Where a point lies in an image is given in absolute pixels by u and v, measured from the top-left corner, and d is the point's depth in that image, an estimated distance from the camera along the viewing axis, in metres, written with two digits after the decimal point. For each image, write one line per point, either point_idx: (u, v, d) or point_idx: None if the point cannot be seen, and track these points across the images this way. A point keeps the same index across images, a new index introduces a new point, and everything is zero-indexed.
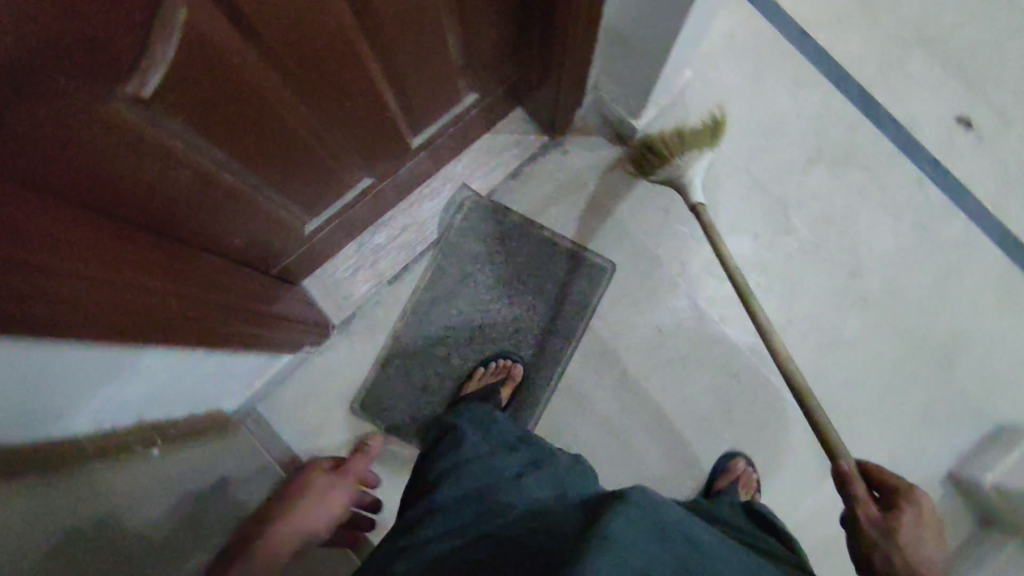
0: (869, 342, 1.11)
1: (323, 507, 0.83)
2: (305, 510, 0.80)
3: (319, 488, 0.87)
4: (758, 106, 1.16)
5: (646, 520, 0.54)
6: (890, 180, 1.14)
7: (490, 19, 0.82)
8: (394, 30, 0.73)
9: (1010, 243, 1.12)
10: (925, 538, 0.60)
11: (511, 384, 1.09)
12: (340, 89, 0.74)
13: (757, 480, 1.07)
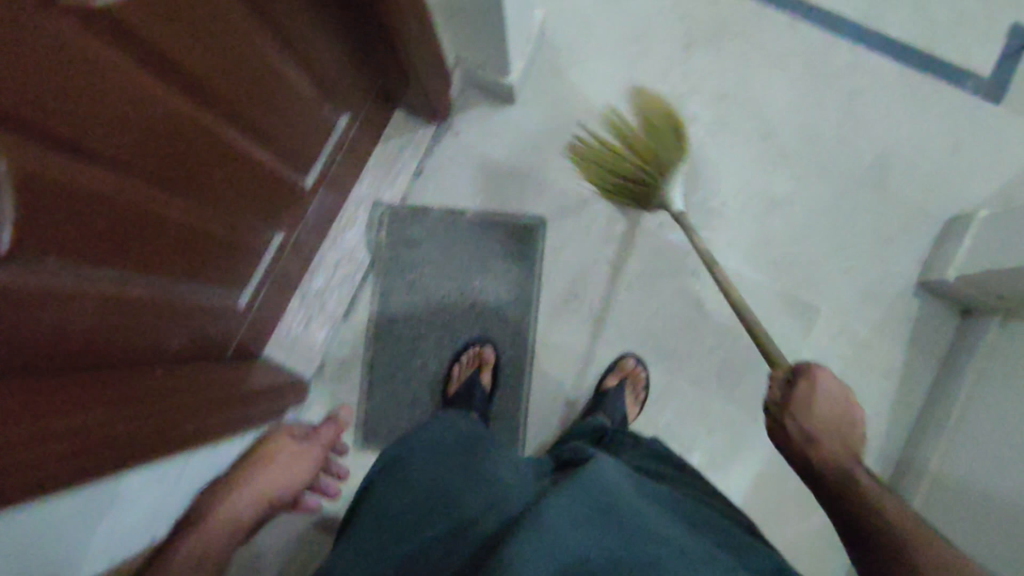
0: (802, 192, 1.13)
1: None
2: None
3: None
4: (618, 17, 1.17)
5: (584, 508, 0.60)
6: (766, 36, 1.15)
7: (316, 36, 0.82)
8: (233, 93, 0.72)
9: (897, 49, 1.14)
10: (820, 401, 0.66)
11: (488, 367, 1.12)
12: (208, 161, 0.74)
13: (643, 377, 1.10)
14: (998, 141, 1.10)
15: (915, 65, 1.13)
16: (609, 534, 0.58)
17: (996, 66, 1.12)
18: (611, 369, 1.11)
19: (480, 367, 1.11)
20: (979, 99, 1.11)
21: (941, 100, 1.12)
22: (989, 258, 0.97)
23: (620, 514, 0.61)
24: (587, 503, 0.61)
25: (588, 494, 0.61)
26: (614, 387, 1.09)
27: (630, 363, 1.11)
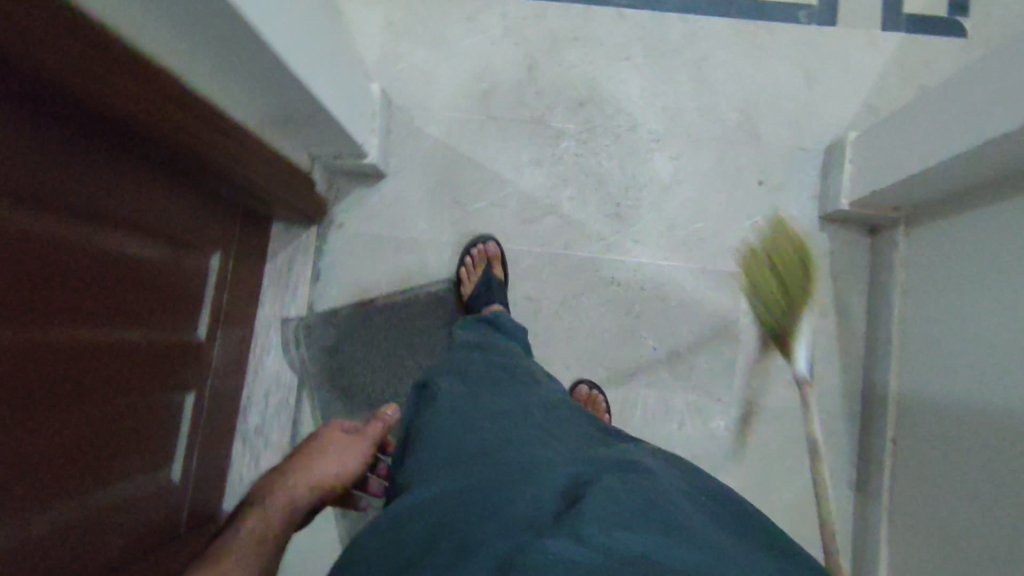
0: (687, 168, 1.14)
1: (346, 459, 0.80)
2: (316, 467, 0.78)
3: (327, 456, 0.80)
4: (456, 62, 1.17)
5: (612, 493, 0.55)
6: (600, 34, 1.16)
7: (144, 194, 0.78)
8: (74, 288, 0.68)
9: (724, 6, 1.16)
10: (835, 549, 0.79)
11: (495, 261, 1.10)
12: (76, 362, 0.69)
13: (603, 400, 1.08)
14: (846, 60, 1.14)
15: (746, 14, 1.15)
16: (647, 524, 0.52)
17: None
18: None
19: (489, 264, 1.09)
20: (815, 27, 1.14)
21: (782, 39, 1.15)
22: (874, 179, 1.00)
23: (656, 510, 0.54)
24: (626, 497, 0.55)
25: (621, 487, 0.56)
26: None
27: (581, 391, 1.09)
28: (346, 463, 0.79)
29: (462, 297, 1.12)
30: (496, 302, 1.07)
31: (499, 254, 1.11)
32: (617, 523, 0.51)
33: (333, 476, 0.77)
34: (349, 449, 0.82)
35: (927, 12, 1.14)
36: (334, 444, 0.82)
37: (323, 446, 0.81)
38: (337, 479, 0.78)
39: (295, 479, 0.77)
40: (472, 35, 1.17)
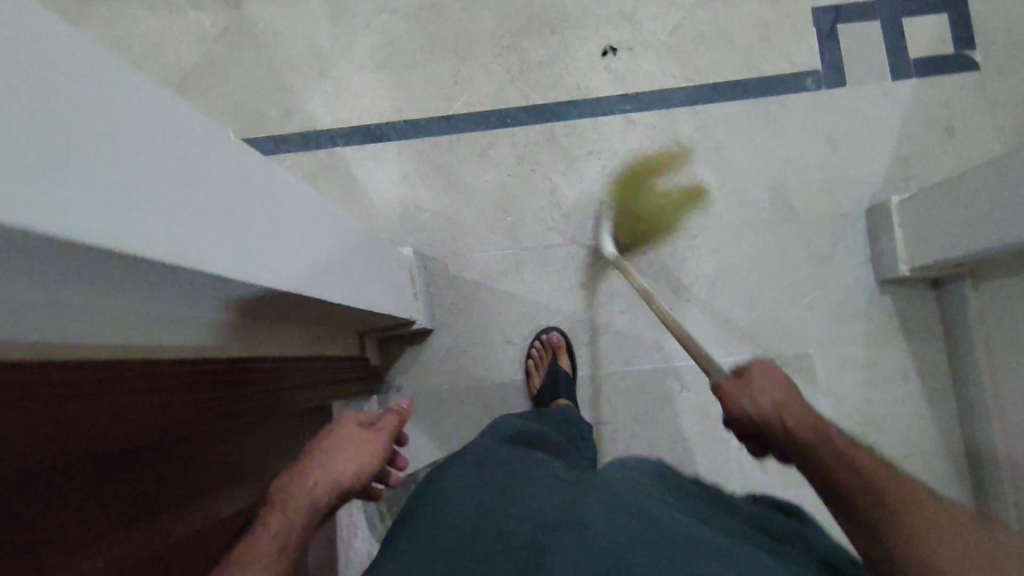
0: (730, 258, 1.13)
1: (365, 452, 0.69)
2: (325, 464, 0.64)
3: (329, 458, 0.65)
4: (478, 201, 1.16)
5: (637, 519, 0.55)
6: (613, 143, 1.16)
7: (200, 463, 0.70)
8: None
9: (730, 90, 1.15)
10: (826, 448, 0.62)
11: (563, 353, 1.10)
12: None
13: None
14: (864, 117, 1.13)
15: (754, 94, 1.15)
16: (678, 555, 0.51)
17: (821, 55, 1.14)
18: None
19: (557, 357, 1.09)
20: (825, 90, 1.14)
21: (795, 110, 1.14)
22: (932, 244, 0.98)
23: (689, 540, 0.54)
24: (654, 522, 0.55)
25: (636, 520, 0.55)
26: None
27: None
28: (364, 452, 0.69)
29: (529, 388, 1.11)
30: (562, 397, 1.06)
31: (567, 345, 1.11)
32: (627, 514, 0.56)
33: (354, 467, 0.66)
34: (356, 444, 0.69)
35: (933, 52, 1.13)
36: (346, 435, 0.71)
37: (340, 432, 0.69)
38: (352, 478, 0.65)
39: (314, 466, 0.64)
40: (487, 171, 1.17)
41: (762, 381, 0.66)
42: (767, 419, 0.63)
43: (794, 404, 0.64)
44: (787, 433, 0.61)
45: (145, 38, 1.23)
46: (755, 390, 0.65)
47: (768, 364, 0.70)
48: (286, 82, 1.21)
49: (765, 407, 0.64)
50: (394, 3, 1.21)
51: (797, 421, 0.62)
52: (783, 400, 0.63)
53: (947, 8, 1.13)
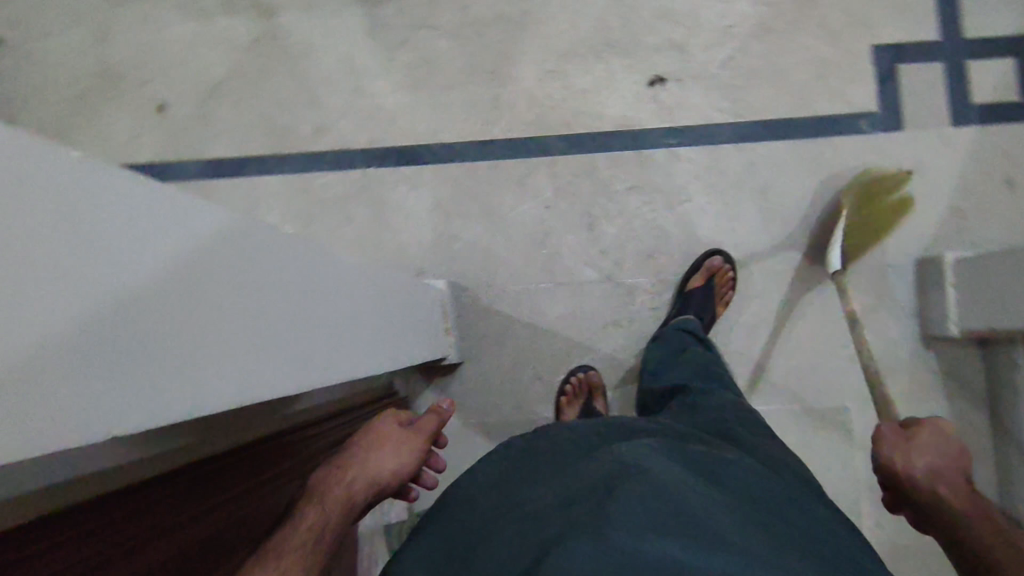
0: (771, 304, 1.10)
1: (405, 455, 0.70)
2: (372, 460, 0.67)
3: (378, 453, 0.68)
4: (513, 231, 1.13)
5: (637, 499, 0.51)
6: (655, 177, 1.12)
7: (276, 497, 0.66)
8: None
9: (780, 128, 1.11)
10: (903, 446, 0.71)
11: (598, 390, 1.08)
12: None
13: None
14: (919, 163, 1.09)
15: (805, 132, 1.11)
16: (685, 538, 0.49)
17: (878, 97, 1.10)
18: (695, 270, 1.08)
19: (592, 393, 1.08)
20: (881, 134, 1.10)
21: (848, 152, 1.10)
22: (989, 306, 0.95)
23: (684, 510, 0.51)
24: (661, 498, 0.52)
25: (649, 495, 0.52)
26: (703, 285, 1.06)
27: (715, 262, 1.08)
28: (407, 455, 0.70)
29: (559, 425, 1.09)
30: None
31: (601, 382, 1.10)
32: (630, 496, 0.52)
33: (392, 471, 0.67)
34: (403, 446, 0.71)
35: (997, 98, 1.08)
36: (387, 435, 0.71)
37: (385, 431, 0.70)
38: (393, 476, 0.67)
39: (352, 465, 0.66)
40: (525, 199, 1.13)
41: (924, 441, 0.70)
42: (922, 482, 0.68)
43: (954, 471, 0.67)
44: (943, 506, 0.65)
45: (175, 44, 1.19)
46: (913, 450, 0.70)
47: (947, 424, 0.72)
48: (320, 96, 1.17)
49: (915, 470, 0.68)
50: (435, 19, 1.17)
51: (954, 493, 0.66)
52: (937, 467, 0.68)
53: (1014, 52, 1.09)
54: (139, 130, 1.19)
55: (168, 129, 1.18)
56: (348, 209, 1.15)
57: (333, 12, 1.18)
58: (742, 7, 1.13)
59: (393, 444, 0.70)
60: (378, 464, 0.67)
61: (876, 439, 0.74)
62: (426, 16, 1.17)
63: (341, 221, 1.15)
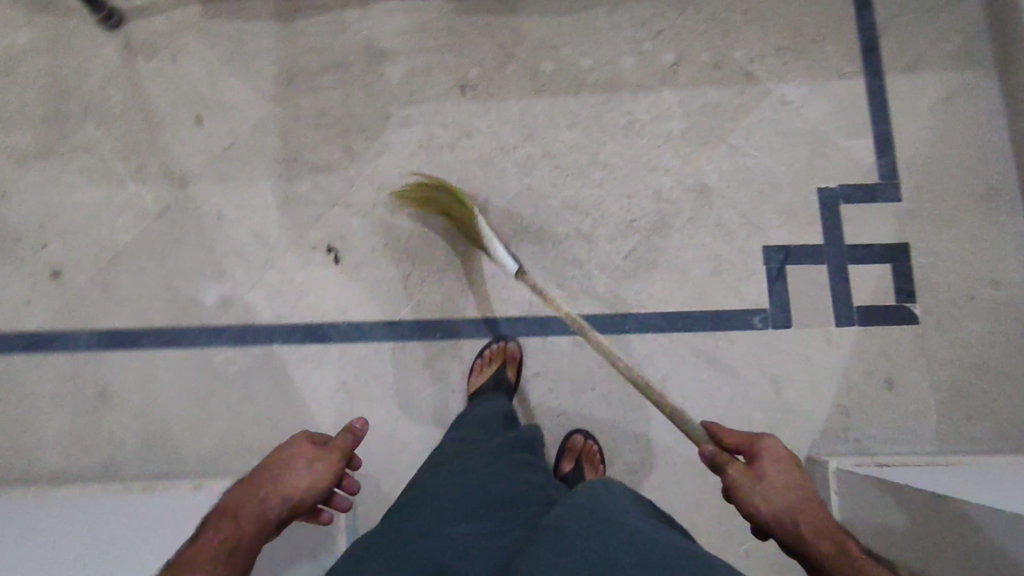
0: (671, 496, 1.12)
1: (316, 473, 0.84)
2: (291, 471, 0.83)
3: (296, 465, 0.84)
4: (418, 414, 1.12)
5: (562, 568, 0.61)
6: (560, 363, 1.15)
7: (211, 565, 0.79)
8: None
9: (679, 321, 1.16)
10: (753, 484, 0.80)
11: None
12: None
13: None
14: (807, 362, 1.15)
15: (702, 326, 1.16)
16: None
17: (769, 295, 1.16)
18: (564, 452, 1.11)
19: None
20: (771, 330, 1.15)
21: (741, 348, 1.15)
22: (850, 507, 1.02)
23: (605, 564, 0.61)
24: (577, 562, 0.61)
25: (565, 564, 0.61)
26: (572, 470, 1.08)
27: (576, 441, 1.11)
28: (314, 474, 0.83)
29: None
30: None
31: None
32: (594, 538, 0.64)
33: (304, 489, 0.82)
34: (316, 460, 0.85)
35: (875, 301, 1.16)
36: (300, 457, 0.85)
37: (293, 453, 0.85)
38: (310, 486, 0.83)
39: (268, 482, 0.82)
40: (430, 384, 1.14)
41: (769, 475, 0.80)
42: (779, 522, 0.77)
43: (796, 497, 0.78)
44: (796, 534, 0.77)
45: (78, 209, 1.17)
46: (767, 487, 0.79)
47: (767, 438, 0.84)
48: (226, 269, 1.16)
49: (775, 505, 0.78)
50: (349, 196, 1.18)
51: (812, 525, 0.77)
52: (795, 504, 0.78)
53: (889, 258, 1.17)
54: (28, 297, 1.14)
55: (62, 298, 1.14)
56: (248, 387, 1.12)
57: (247, 184, 1.18)
58: (644, 203, 1.19)
59: (301, 462, 0.85)
60: (298, 475, 0.83)
61: (724, 464, 0.80)
62: (340, 194, 1.18)
63: (238, 398, 1.12)
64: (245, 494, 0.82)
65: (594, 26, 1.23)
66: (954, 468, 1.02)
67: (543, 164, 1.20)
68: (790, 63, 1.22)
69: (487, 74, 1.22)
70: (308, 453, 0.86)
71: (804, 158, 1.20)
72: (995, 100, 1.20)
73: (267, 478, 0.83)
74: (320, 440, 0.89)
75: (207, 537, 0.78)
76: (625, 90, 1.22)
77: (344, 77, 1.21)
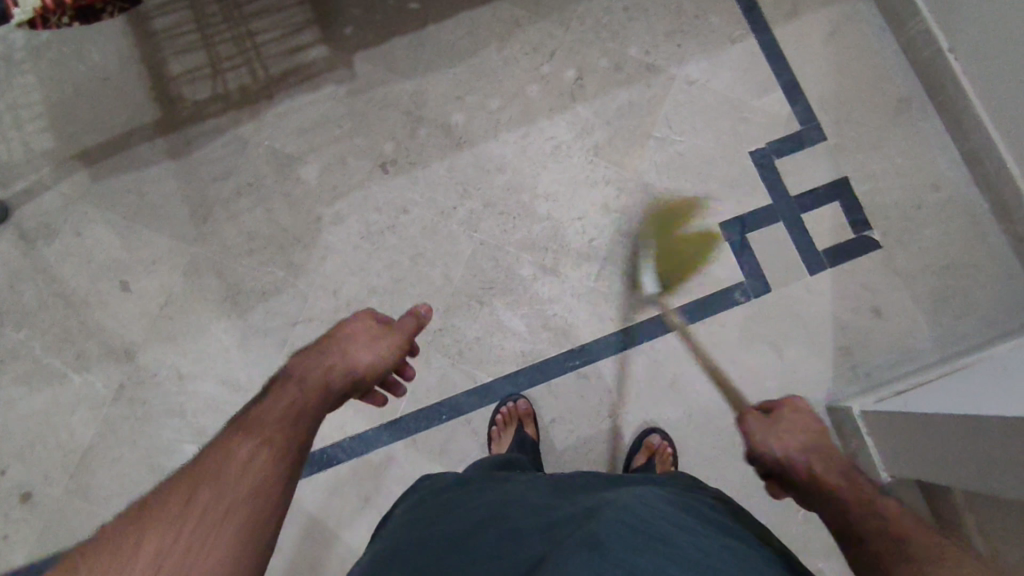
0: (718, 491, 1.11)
1: (379, 354, 0.77)
2: (349, 350, 0.76)
3: (355, 343, 0.76)
4: None
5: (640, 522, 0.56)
6: (571, 400, 1.13)
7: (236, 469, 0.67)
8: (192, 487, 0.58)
9: (668, 320, 1.16)
10: (771, 431, 0.73)
11: None
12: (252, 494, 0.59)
13: None
14: (798, 316, 1.17)
15: (691, 318, 1.16)
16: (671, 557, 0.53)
17: (741, 268, 1.18)
18: (638, 445, 1.10)
19: None
20: (754, 300, 1.17)
21: (734, 327, 1.16)
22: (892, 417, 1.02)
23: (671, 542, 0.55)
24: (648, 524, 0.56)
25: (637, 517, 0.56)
26: (646, 462, 1.07)
27: (654, 440, 1.09)
28: (377, 353, 0.77)
29: None
30: None
31: None
32: (649, 548, 0.52)
33: (367, 367, 0.75)
34: (378, 340, 0.78)
35: (837, 241, 1.20)
36: (362, 333, 0.78)
37: (355, 328, 0.78)
38: (369, 365, 0.76)
39: (330, 354, 0.75)
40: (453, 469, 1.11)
41: (789, 422, 0.73)
42: (789, 460, 0.69)
43: (813, 443, 0.70)
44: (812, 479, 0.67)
45: (30, 421, 1.10)
46: (780, 431, 0.73)
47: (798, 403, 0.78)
48: (204, 427, 1.09)
49: (789, 447, 0.70)
50: (306, 310, 1.13)
51: (827, 468, 0.67)
52: (807, 446, 0.70)
53: (835, 196, 1.21)
54: (7, 531, 1.07)
55: (42, 519, 1.07)
56: None
57: (196, 334, 1.11)
58: (596, 221, 1.19)
59: (362, 341, 0.77)
60: (359, 353, 0.76)
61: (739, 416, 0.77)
62: (297, 312, 1.12)
63: None
64: (305, 363, 0.74)
65: (489, 66, 1.22)
66: (961, 372, 1.06)
67: (487, 215, 1.18)
68: (683, 45, 1.25)
69: (401, 144, 1.19)
70: (369, 328, 0.79)
71: (727, 128, 1.23)
72: (877, 20, 1.25)
73: (329, 347, 0.76)
74: (382, 320, 0.81)
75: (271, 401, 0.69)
76: (540, 118, 1.21)
77: (260, 194, 1.15)
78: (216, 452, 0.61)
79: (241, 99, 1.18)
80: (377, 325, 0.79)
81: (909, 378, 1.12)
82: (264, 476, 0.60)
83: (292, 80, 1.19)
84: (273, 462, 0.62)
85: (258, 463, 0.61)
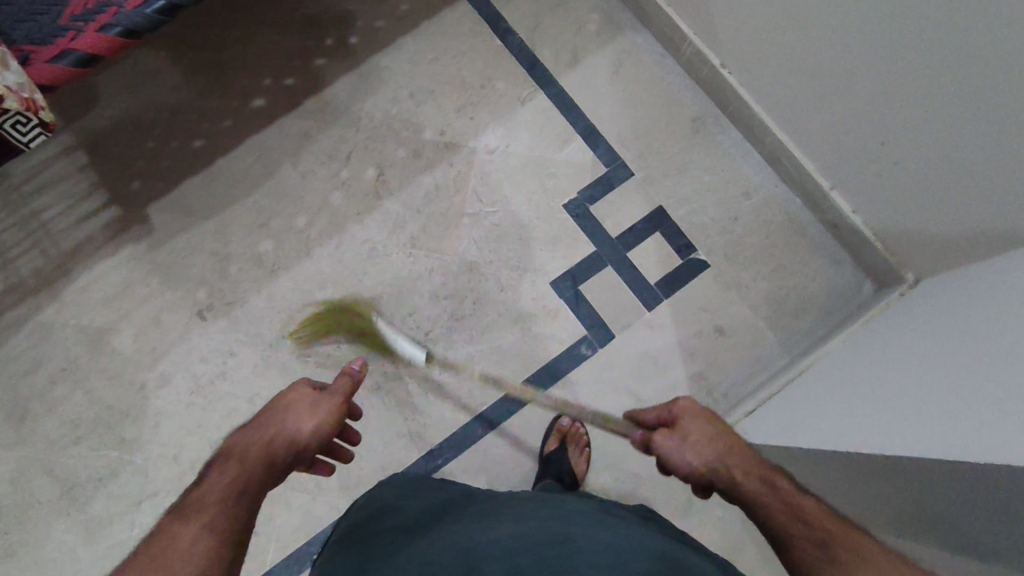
0: None
1: (320, 416, 0.78)
2: (286, 420, 0.76)
3: (294, 411, 0.77)
4: None
5: (608, 542, 0.61)
6: None
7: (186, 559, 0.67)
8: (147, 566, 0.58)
9: (520, 394, 1.15)
10: (685, 448, 0.71)
11: None
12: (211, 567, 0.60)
13: None
14: (645, 356, 1.17)
15: (542, 385, 1.16)
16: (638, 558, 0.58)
17: (580, 322, 1.18)
18: (548, 432, 1.13)
19: None
20: (600, 350, 1.17)
21: (586, 382, 1.16)
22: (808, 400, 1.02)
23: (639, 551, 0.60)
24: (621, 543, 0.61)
25: (607, 542, 0.60)
26: (558, 448, 1.10)
27: (564, 423, 1.12)
28: (320, 417, 0.78)
29: None
30: None
31: None
32: (613, 549, 0.59)
33: (309, 434, 0.76)
34: (316, 406, 0.79)
35: (666, 272, 1.20)
36: (300, 398, 0.79)
37: (294, 397, 0.78)
38: (309, 429, 0.76)
39: (270, 426, 0.75)
40: None
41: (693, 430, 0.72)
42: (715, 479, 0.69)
43: (733, 453, 0.70)
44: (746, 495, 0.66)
45: None
46: (691, 444, 0.71)
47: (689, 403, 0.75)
48: None
49: (708, 463, 0.69)
50: (149, 486, 1.08)
51: (754, 481, 0.67)
52: (723, 457, 0.69)
53: (655, 228, 1.22)
54: None
55: None
56: None
57: (39, 542, 1.06)
58: (427, 313, 1.17)
59: (303, 408, 0.78)
60: (298, 420, 0.77)
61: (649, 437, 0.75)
62: (141, 489, 1.08)
63: None
64: (246, 438, 0.74)
65: (288, 186, 1.21)
66: (820, 375, 1.07)
67: (316, 336, 1.15)
68: (474, 117, 1.25)
69: (214, 286, 1.16)
70: (305, 394, 0.80)
71: (536, 188, 1.23)
72: (654, 49, 1.27)
73: (268, 419, 0.76)
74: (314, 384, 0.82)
75: (210, 482, 0.69)
76: (350, 224, 1.20)
77: (76, 377, 1.11)
78: (158, 539, 0.61)
79: (39, 284, 1.14)
80: (314, 389, 0.81)
81: (820, 384, 1.05)
82: (211, 560, 0.60)
83: (87, 251, 1.16)
84: (217, 545, 0.62)
85: (205, 542, 0.61)
